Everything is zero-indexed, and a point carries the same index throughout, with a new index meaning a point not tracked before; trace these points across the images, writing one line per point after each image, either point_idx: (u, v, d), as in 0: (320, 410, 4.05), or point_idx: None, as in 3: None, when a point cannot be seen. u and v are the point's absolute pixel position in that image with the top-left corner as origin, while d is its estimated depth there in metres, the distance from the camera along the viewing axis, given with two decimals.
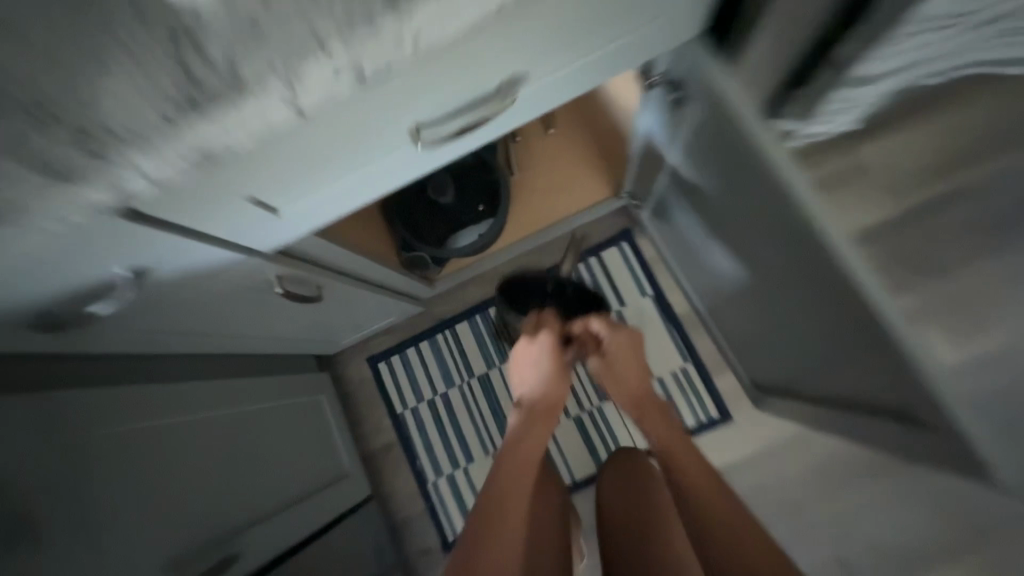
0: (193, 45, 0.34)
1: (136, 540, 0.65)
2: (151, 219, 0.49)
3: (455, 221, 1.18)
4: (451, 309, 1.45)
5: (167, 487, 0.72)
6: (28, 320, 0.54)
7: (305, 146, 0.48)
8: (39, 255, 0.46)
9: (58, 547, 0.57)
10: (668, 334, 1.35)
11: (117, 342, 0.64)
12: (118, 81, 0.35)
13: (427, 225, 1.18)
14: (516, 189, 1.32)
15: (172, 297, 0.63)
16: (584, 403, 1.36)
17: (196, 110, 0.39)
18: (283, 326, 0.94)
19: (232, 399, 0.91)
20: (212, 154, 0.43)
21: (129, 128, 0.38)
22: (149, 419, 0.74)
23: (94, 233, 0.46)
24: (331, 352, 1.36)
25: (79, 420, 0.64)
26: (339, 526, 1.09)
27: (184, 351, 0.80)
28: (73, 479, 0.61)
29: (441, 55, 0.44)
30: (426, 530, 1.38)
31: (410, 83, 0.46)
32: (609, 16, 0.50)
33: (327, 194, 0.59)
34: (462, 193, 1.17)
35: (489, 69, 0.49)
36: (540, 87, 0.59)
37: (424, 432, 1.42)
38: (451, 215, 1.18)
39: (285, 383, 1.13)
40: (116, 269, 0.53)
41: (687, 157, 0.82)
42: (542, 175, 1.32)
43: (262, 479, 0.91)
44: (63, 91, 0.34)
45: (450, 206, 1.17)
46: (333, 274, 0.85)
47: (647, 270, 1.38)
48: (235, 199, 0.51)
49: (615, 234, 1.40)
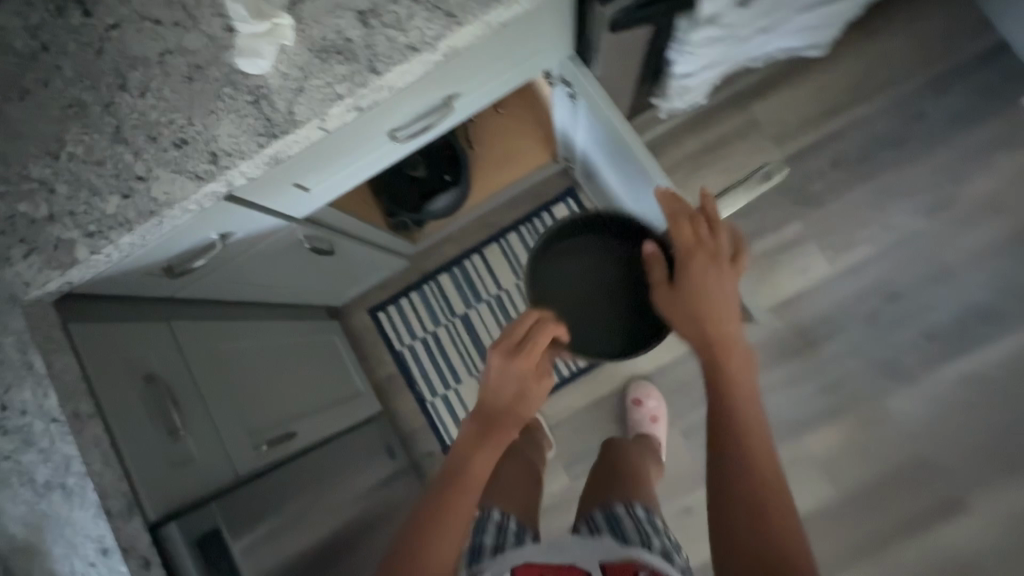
0: (271, 105, 0.67)
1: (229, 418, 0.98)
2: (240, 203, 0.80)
3: (428, 190, 1.48)
4: (436, 262, 1.77)
5: (243, 386, 1.06)
6: (155, 271, 0.85)
7: (327, 154, 0.78)
8: (176, 231, 0.77)
9: (187, 409, 0.90)
10: None
11: (203, 282, 0.97)
12: (233, 122, 0.68)
13: (405, 195, 1.48)
14: (474, 160, 1.61)
15: (241, 254, 0.95)
16: None
17: (269, 145, 0.69)
18: (302, 279, 1.27)
19: (272, 335, 1.26)
20: (274, 168, 0.74)
21: (239, 156, 0.69)
22: (225, 343, 1.07)
23: (207, 215, 0.77)
24: (337, 303, 1.68)
25: (186, 341, 0.97)
26: (354, 430, 1.44)
27: (241, 296, 1.13)
28: (186, 373, 0.94)
29: (400, 91, 0.73)
30: (425, 439, 1.75)
31: (382, 111, 0.75)
32: (507, 57, 0.79)
33: (338, 180, 0.88)
34: (432, 168, 1.47)
35: (432, 94, 0.79)
36: (478, 95, 0.87)
37: (419, 365, 1.76)
38: (426, 185, 1.48)
39: (304, 326, 1.47)
40: (209, 236, 0.84)
41: (586, 133, 1.12)
42: (496, 149, 1.61)
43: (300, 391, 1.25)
44: (203, 129, 0.68)
45: (423, 177, 1.47)
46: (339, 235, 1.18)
47: None
48: (281, 187, 0.81)
49: (561, 191, 1.72)
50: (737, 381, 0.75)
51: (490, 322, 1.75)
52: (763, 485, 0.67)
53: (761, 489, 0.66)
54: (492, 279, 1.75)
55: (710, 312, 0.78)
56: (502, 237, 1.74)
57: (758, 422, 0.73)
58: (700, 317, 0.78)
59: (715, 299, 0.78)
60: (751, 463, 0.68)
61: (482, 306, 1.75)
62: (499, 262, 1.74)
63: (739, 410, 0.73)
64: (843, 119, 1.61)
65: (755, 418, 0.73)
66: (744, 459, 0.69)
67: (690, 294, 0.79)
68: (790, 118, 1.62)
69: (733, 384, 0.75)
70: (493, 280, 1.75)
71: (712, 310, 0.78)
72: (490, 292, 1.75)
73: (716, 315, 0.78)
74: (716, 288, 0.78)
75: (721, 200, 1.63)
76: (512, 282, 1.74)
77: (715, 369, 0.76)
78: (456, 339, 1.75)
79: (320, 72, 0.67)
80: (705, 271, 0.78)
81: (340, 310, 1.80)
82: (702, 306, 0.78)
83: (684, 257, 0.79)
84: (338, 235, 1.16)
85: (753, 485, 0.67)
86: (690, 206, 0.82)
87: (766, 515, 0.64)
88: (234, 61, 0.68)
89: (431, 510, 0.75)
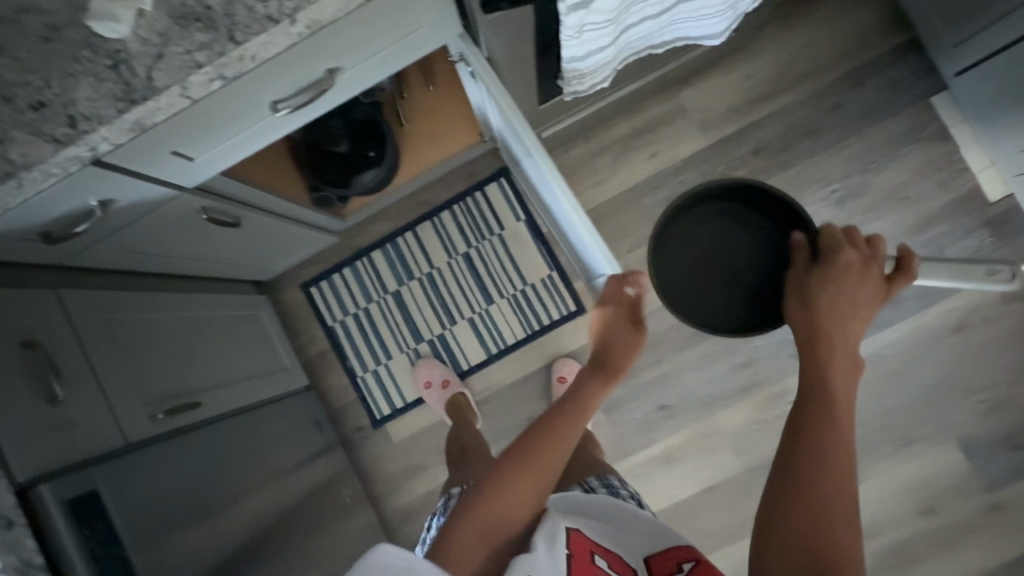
0: (127, 69, 0.67)
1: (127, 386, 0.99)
2: (111, 169, 0.79)
3: (352, 165, 1.48)
4: (371, 238, 1.78)
5: (143, 355, 1.07)
6: (29, 235, 0.85)
7: (199, 122, 0.78)
8: (39, 194, 0.77)
9: (80, 380, 0.91)
10: (535, 248, 1.73)
11: (91, 246, 0.96)
12: (92, 85, 0.68)
13: (330, 169, 1.48)
14: (403, 137, 1.61)
15: (127, 221, 0.95)
16: (473, 308, 1.75)
17: (128, 112, 0.69)
18: (214, 250, 1.27)
19: (183, 305, 1.26)
20: (138, 135, 0.74)
21: (94, 121, 0.68)
22: (122, 313, 1.07)
23: (70, 179, 0.76)
24: (265, 277, 1.68)
25: (74, 308, 0.97)
26: (275, 402, 1.46)
27: (142, 264, 1.13)
28: (76, 339, 0.94)
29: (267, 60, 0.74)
30: (356, 413, 1.77)
31: (252, 80, 0.75)
32: (382, 32, 0.80)
33: (222, 150, 0.89)
34: (356, 144, 1.47)
35: (309, 69, 0.80)
36: (362, 75, 0.89)
37: (351, 340, 1.77)
38: (350, 160, 1.48)
39: (225, 298, 1.47)
40: (84, 201, 0.83)
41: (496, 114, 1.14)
42: (426, 127, 1.61)
43: (215, 360, 1.26)
44: (57, 91, 0.67)
45: (348, 153, 1.47)
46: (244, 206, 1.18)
47: (517, 198, 1.73)
48: (153, 153, 0.80)
49: (493, 172, 1.75)
50: (847, 377, 0.72)
51: (421, 299, 1.77)
52: (830, 476, 0.64)
53: (836, 471, 0.64)
54: (425, 256, 1.76)
55: (839, 317, 0.76)
56: (435, 215, 1.76)
57: (848, 401, 0.71)
58: (848, 321, 0.75)
59: (848, 306, 0.76)
60: (817, 444, 0.66)
61: (414, 283, 1.77)
62: (432, 239, 1.76)
63: (846, 403, 0.70)
64: (766, 110, 1.66)
65: (845, 404, 0.70)
66: (829, 443, 0.66)
67: (828, 308, 0.76)
68: (715, 106, 1.67)
69: (850, 374, 0.73)
70: (426, 258, 1.76)
71: (819, 312, 0.77)
72: (422, 269, 1.76)
73: (863, 301, 0.77)
74: (834, 295, 0.77)
75: (647, 185, 1.68)
76: (444, 260, 1.76)
77: (810, 359, 0.73)
78: (387, 315, 1.77)
79: (180, 38, 0.67)
80: (846, 284, 0.78)
81: (272, 283, 1.80)
82: (843, 299, 0.77)
83: (822, 273, 0.80)
84: (243, 207, 1.18)
85: (833, 471, 0.64)
86: (863, 240, 0.83)
87: (834, 509, 0.61)
88: (88, 23, 0.67)
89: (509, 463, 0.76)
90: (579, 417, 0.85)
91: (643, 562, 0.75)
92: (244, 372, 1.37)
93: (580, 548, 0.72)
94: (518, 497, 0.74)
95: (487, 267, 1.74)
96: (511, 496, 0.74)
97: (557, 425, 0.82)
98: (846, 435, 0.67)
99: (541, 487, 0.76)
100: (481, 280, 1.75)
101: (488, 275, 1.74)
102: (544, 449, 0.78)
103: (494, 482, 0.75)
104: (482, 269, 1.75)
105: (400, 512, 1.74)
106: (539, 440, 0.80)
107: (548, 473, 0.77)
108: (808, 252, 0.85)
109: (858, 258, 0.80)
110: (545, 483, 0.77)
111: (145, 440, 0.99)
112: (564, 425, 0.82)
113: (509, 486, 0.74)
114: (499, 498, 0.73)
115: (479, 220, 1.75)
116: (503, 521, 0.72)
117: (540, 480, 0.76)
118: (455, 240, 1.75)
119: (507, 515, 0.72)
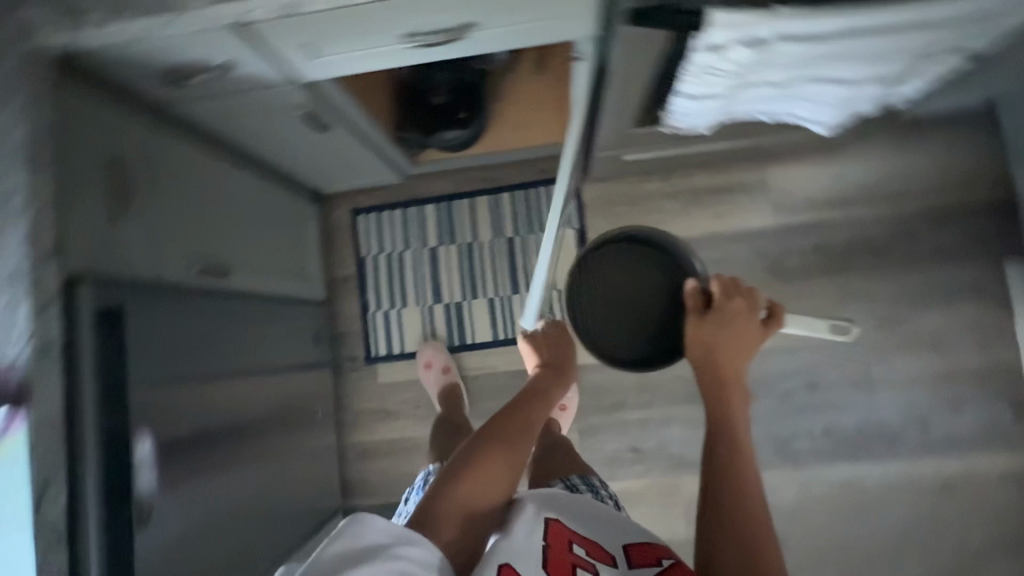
0: None
1: (174, 237, 1.06)
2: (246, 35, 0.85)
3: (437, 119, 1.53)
4: (431, 191, 1.83)
5: (197, 212, 1.13)
6: (151, 69, 0.91)
7: (338, 24, 0.84)
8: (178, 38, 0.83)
9: (142, 215, 0.98)
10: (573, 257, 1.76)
11: (192, 98, 1.03)
12: None
13: (419, 115, 1.54)
14: (495, 114, 1.64)
15: (232, 88, 1.01)
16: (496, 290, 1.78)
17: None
18: (291, 145, 1.32)
19: (247, 182, 1.33)
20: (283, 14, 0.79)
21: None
22: (194, 169, 1.13)
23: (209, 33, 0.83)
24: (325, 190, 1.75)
25: (159, 149, 1.04)
26: (289, 299, 1.53)
27: (225, 132, 1.19)
28: (149, 177, 1.01)
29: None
30: (354, 342, 1.83)
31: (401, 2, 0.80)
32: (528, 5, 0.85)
33: (343, 58, 0.94)
34: (449, 102, 1.51)
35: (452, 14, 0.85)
36: (492, 37, 0.94)
37: (375, 276, 1.83)
38: (438, 114, 1.53)
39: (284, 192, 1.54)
40: (207, 57, 0.90)
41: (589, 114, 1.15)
42: (519, 113, 1.63)
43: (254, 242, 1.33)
44: None
45: (439, 105, 1.52)
46: (336, 118, 1.24)
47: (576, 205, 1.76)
48: (288, 39, 0.87)
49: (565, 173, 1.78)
50: (735, 413, 0.89)
51: (451, 262, 1.81)
52: (743, 518, 0.76)
53: (753, 519, 0.76)
54: (471, 226, 1.81)
55: (726, 374, 0.92)
56: (495, 193, 1.81)
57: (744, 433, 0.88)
58: (731, 377, 0.92)
59: (727, 361, 0.93)
60: (726, 481, 0.80)
61: (450, 245, 1.81)
62: (483, 213, 1.81)
63: (743, 438, 0.87)
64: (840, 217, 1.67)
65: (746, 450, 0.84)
66: (736, 484, 0.80)
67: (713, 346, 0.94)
68: (795, 195, 1.67)
69: (739, 417, 0.89)
70: (470, 227, 1.81)
71: (707, 370, 0.93)
72: (463, 236, 1.81)
73: (732, 341, 0.95)
74: (706, 347, 0.95)
75: (701, 243, 1.70)
76: (487, 236, 1.80)
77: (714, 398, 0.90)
78: (417, 265, 1.82)
79: None
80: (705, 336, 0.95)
81: (326, 198, 1.86)
82: (716, 351, 0.94)
83: (695, 321, 0.97)
84: (336, 117, 1.23)
85: (743, 510, 0.77)
86: (728, 283, 0.99)
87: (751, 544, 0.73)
88: None
89: (460, 469, 0.87)
90: (541, 398, 1.06)
91: (621, 550, 0.82)
92: (274, 264, 1.44)
93: (556, 537, 0.81)
94: (484, 478, 0.86)
95: (523, 258, 1.78)
96: (493, 445, 0.92)
97: (532, 407, 1.03)
98: (752, 478, 0.81)
99: (520, 443, 0.94)
100: (513, 267, 1.78)
101: (521, 265, 1.78)
102: (496, 451, 0.91)
103: (455, 481, 0.85)
104: (517, 257, 1.78)
105: (359, 447, 1.79)
106: (517, 413, 1.00)
107: (508, 442, 0.93)
108: (705, 301, 0.99)
109: (733, 303, 0.96)
110: (508, 455, 0.91)
111: (173, 285, 1.05)
112: (529, 404, 1.03)
113: (492, 436, 0.95)
114: (469, 486, 0.85)
115: (534, 212, 1.79)
116: (471, 501, 0.84)
117: (527, 419, 0.99)
118: (503, 221, 1.80)
119: (478, 494, 0.85)
